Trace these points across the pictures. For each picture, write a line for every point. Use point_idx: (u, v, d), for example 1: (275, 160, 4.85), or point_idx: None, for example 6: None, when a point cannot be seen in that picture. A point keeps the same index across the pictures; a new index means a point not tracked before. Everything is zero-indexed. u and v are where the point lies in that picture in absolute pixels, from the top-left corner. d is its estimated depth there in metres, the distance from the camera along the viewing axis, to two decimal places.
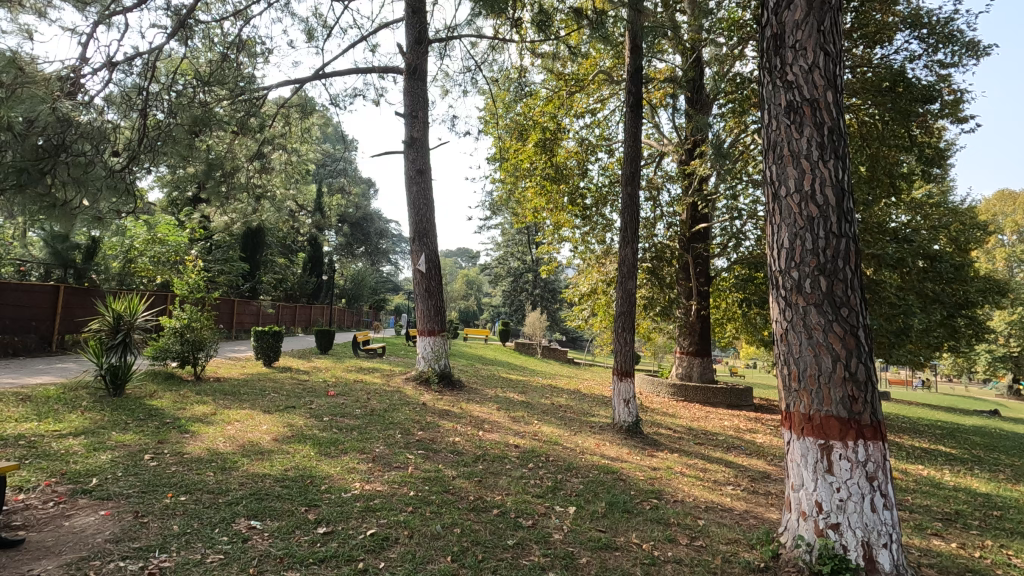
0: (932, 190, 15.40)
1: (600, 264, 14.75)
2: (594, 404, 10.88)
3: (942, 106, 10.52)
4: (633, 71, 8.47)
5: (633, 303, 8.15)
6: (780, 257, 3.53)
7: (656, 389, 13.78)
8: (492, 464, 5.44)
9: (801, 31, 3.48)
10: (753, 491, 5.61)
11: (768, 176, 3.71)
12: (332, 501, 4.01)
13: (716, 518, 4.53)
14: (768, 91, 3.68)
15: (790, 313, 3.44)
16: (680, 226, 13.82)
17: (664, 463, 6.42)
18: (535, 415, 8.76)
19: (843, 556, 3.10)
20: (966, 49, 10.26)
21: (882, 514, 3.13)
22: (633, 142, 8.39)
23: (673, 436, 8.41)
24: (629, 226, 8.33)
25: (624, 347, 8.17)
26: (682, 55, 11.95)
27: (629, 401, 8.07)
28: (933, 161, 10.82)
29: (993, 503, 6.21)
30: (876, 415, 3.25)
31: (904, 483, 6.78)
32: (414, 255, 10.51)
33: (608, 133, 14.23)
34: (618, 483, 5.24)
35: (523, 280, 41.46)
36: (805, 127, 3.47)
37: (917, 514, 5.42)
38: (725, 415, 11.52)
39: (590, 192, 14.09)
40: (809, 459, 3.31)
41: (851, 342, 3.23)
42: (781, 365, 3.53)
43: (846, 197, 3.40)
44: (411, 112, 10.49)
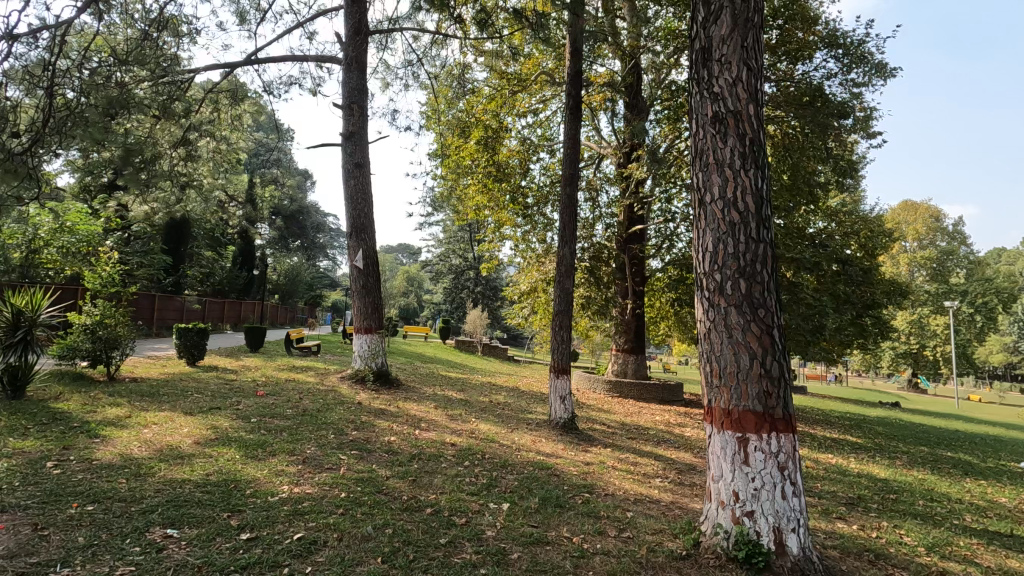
0: (845, 199, 16.63)
1: (540, 264, 14.95)
2: (532, 401, 11.02)
3: (854, 122, 11.39)
4: (574, 74, 8.62)
5: (570, 302, 8.31)
6: (704, 259, 3.71)
7: (593, 385, 14.14)
8: (427, 463, 5.40)
9: (726, 46, 3.67)
10: (679, 483, 5.88)
11: (694, 181, 3.88)
12: (257, 506, 3.86)
13: (644, 509, 4.71)
14: (696, 101, 3.84)
15: (713, 313, 3.62)
16: (618, 226, 14.17)
17: (597, 458, 6.59)
18: (473, 413, 8.76)
19: (757, 541, 3.31)
20: (876, 70, 11.12)
21: (791, 501, 3.36)
22: (573, 144, 8.54)
23: (607, 432, 8.63)
24: (568, 226, 8.47)
25: (561, 346, 8.31)
26: (622, 61, 12.35)
27: (565, 398, 8.23)
28: (845, 173, 11.72)
29: (890, 487, 6.82)
30: (788, 409, 3.47)
31: (815, 471, 7.31)
32: (351, 251, 10.25)
33: (551, 134, 14.45)
34: (552, 478, 5.34)
35: (464, 277, 41.33)
36: (729, 138, 3.66)
37: (824, 499, 5.86)
38: (657, 410, 11.94)
39: (532, 191, 14.26)
40: (727, 451, 3.50)
41: (766, 341, 3.45)
42: (704, 363, 3.71)
43: (764, 205, 3.62)
44: (352, 104, 10.21)
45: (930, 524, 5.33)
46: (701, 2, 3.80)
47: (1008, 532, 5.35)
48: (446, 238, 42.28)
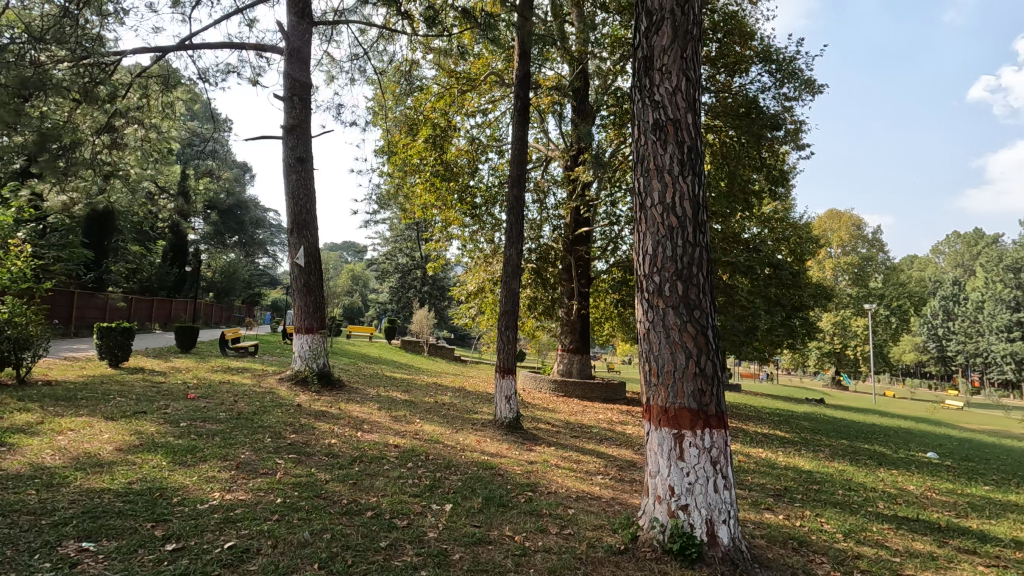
0: (777, 207, 17.55)
1: (487, 264, 14.96)
2: (478, 401, 11.01)
3: (785, 134, 12.05)
4: (522, 77, 8.68)
5: (517, 303, 8.37)
6: (644, 262, 3.82)
7: (538, 385, 14.27)
8: (369, 465, 5.30)
9: (667, 56, 3.80)
10: (620, 479, 6.04)
11: (636, 186, 4.00)
12: (184, 515, 3.67)
13: (585, 506, 4.81)
14: (638, 108, 3.95)
15: (652, 314, 3.74)
16: (564, 228, 14.29)
17: (540, 456, 6.66)
18: (418, 414, 8.66)
19: (691, 534, 3.46)
20: (805, 86, 11.81)
21: (723, 494, 3.51)
22: (520, 146, 8.61)
23: (551, 431, 8.73)
24: (515, 227, 8.52)
25: (507, 346, 8.35)
26: (570, 65, 12.58)
27: (510, 397, 8.28)
28: (777, 182, 12.37)
29: (813, 478, 7.26)
30: (720, 406, 3.63)
31: (747, 465, 7.69)
32: (291, 248, 9.90)
33: (500, 134, 14.48)
34: (495, 478, 5.36)
35: (410, 277, 40.80)
36: (669, 145, 3.79)
37: (753, 491, 6.17)
38: (600, 409, 12.20)
39: (480, 191, 14.26)
40: (664, 447, 3.62)
41: (701, 341, 3.60)
42: (643, 362, 3.82)
43: (701, 210, 3.78)
44: (294, 96, 9.86)
45: (847, 512, 5.71)
46: (644, 12, 3.92)
47: (914, 517, 5.82)
48: (392, 236, 41.57)
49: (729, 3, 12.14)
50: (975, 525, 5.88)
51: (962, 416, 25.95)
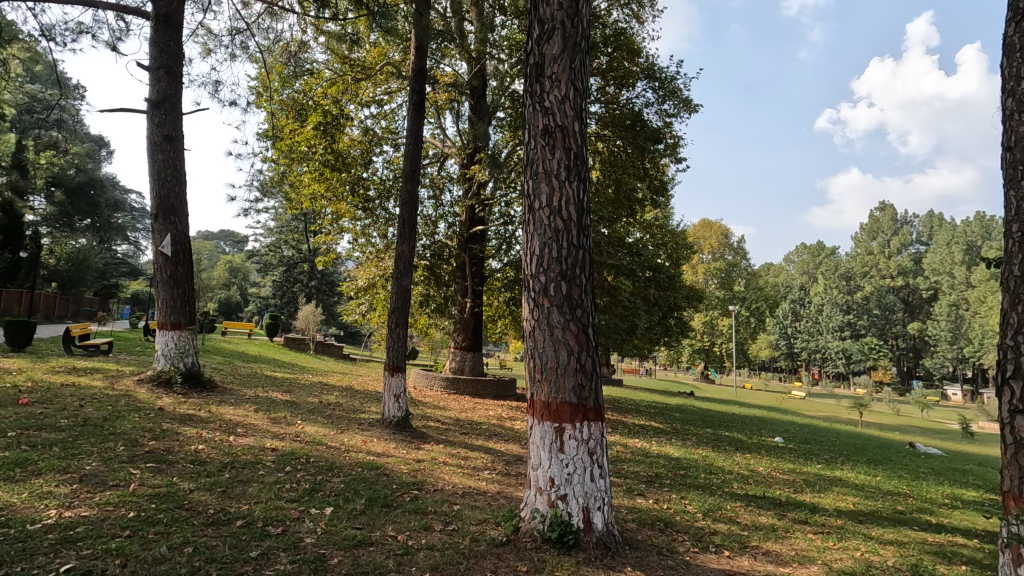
0: (657, 214, 18.94)
1: (379, 259, 14.56)
2: (365, 400, 10.67)
3: (665, 147, 13.02)
4: (418, 70, 8.55)
5: (408, 299, 8.25)
6: (532, 262, 3.95)
7: (429, 383, 14.13)
8: (241, 471, 4.94)
9: (557, 65, 3.96)
10: (506, 473, 6.19)
11: (525, 188, 4.12)
12: (8, 538, 3.18)
13: (470, 501, 4.87)
14: (529, 113, 4.08)
15: (537, 313, 3.88)
16: (459, 226, 14.28)
17: (428, 454, 6.63)
18: (300, 415, 8.21)
19: (568, 522, 3.65)
20: (683, 105, 12.84)
21: (599, 482, 3.72)
22: (416, 141, 8.48)
23: (441, 429, 8.70)
24: (407, 222, 8.40)
25: (397, 343, 8.20)
26: (468, 63, 12.65)
27: (399, 396, 8.13)
28: (658, 191, 13.32)
29: (680, 464, 7.96)
30: (598, 400, 3.84)
31: (624, 454, 8.24)
32: (156, 235, 8.92)
33: (395, 127, 14.17)
34: (381, 478, 5.25)
35: (296, 270, 38.57)
36: (557, 150, 3.95)
37: (628, 479, 6.61)
38: (490, 406, 12.37)
39: (373, 184, 13.86)
40: (545, 440, 3.77)
41: (582, 339, 3.80)
42: (528, 358, 3.95)
43: (585, 214, 3.98)
44: (162, 67, 8.89)
45: (707, 493, 6.34)
46: (536, 20, 4.05)
47: (761, 494, 6.60)
48: (276, 226, 39.06)
49: (619, 20, 12.88)
50: (808, 498, 6.79)
51: (802, 404, 29.79)
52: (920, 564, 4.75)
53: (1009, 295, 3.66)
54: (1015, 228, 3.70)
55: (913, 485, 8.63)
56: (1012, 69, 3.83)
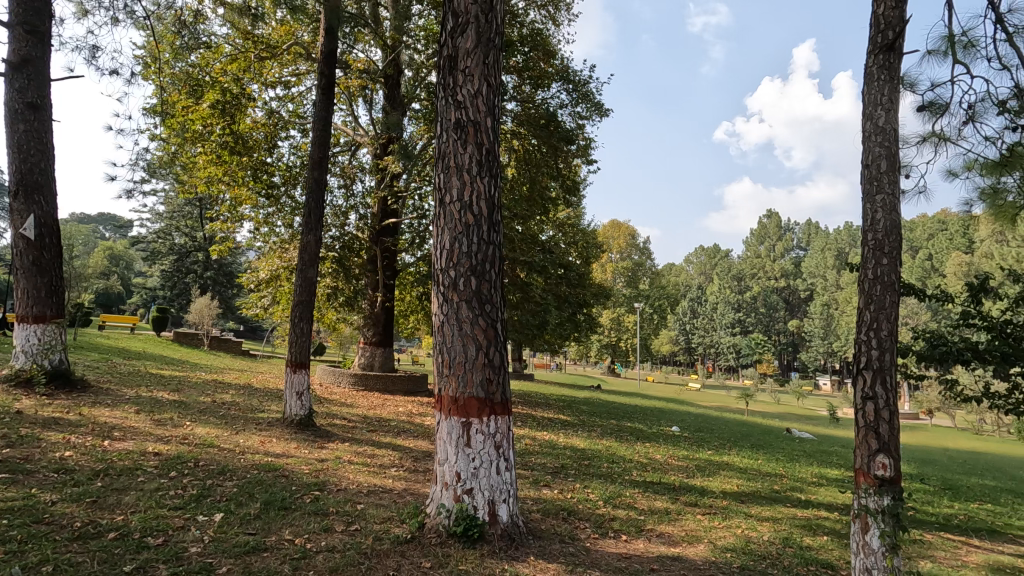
0: (570, 213, 19.47)
1: (283, 250, 13.80)
2: (265, 398, 10.07)
3: (578, 148, 13.40)
4: (327, 53, 8.17)
5: (313, 292, 7.90)
6: (441, 257, 3.92)
7: (336, 379, 13.59)
8: (117, 479, 4.48)
9: (470, 59, 3.95)
10: (413, 470, 6.11)
11: (436, 181, 4.08)
12: None
13: (375, 500, 4.76)
14: (441, 105, 4.03)
15: (446, 308, 3.86)
16: (371, 217, 13.86)
17: (332, 453, 6.40)
18: (189, 416, 7.59)
19: (474, 515, 3.68)
20: (595, 108, 13.29)
21: (504, 475, 3.77)
22: (323, 126, 8.11)
23: (347, 426, 8.41)
24: (314, 212, 8.02)
25: (300, 338, 7.83)
26: (383, 50, 12.29)
27: (302, 393, 7.76)
28: (570, 191, 13.66)
29: (585, 455, 8.28)
30: (505, 394, 3.89)
31: (532, 447, 8.42)
32: (15, 215, 7.82)
33: (303, 112, 13.48)
34: (279, 480, 4.99)
35: (189, 260, 35.63)
36: (468, 145, 3.94)
37: (535, 471, 6.76)
38: (400, 402, 12.13)
39: (278, 170, 13.07)
40: (452, 435, 3.76)
41: (490, 333, 3.83)
42: (436, 353, 3.92)
43: (495, 210, 4.00)
44: (22, 25, 7.83)
45: (609, 482, 6.64)
46: (450, 12, 4.00)
47: (657, 480, 7.02)
48: (166, 211, 35.82)
49: (535, 20, 13.06)
50: (697, 482, 7.32)
51: (696, 395, 32.05)
52: (791, 536, 5.28)
53: (864, 295, 4.14)
54: (870, 236, 4.19)
55: (788, 467, 9.57)
56: (872, 94, 4.32)
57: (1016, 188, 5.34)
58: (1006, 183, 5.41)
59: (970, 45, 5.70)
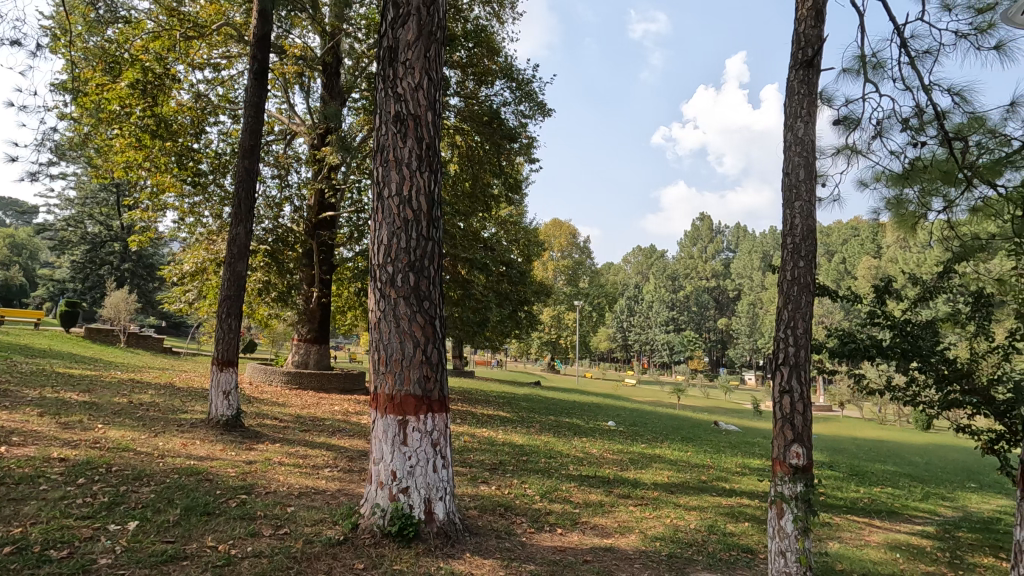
0: (512, 211, 19.56)
1: (210, 242, 13.07)
2: (188, 398, 9.52)
3: (520, 146, 13.48)
4: (261, 36, 7.79)
5: (242, 286, 7.54)
6: (379, 252, 3.84)
7: (267, 378, 13.04)
8: (15, 488, 4.11)
9: (411, 52, 3.89)
10: (348, 470, 5.97)
11: (374, 174, 3.98)
12: None
13: (306, 502, 4.61)
14: (381, 97, 3.94)
15: (383, 304, 3.79)
16: (307, 210, 13.37)
17: (262, 455, 6.14)
18: (101, 418, 7.07)
19: (409, 514, 3.64)
20: (538, 107, 13.41)
21: (441, 473, 3.75)
22: (255, 113, 7.73)
23: (278, 426, 8.10)
24: (244, 203, 7.64)
25: (227, 334, 7.46)
26: (321, 37, 11.88)
27: (229, 393, 7.39)
28: (513, 189, 13.73)
29: (523, 450, 8.36)
30: (443, 392, 3.86)
31: (471, 444, 8.42)
32: None
33: (234, 97, 12.82)
34: (202, 484, 4.74)
35: (104, 251, 33.09)
36: (408, 139, 3.88)
37: (473, 468, 6.77)
38: (336, 400, 11.81)
39: (206, 157, 12.37)
40: (388, 434, 3.70)
41: (428, 331, 3.79)
42: (373, 350, 3.84)
43: (435, 206, 3.96)
44: None
45: (546, 476, 6.75)
46: (391, 2, 3.92)
47: (592, 474, 7.20)
48: (78, 197, 33.10)
49: (480, 16, 13.01)
50: (630, 475, 7.56)
51: (632, 390, 33.07)
52: (715, 524, 5.57)
53: (783, 295, 4.41)
54: (789, 240, 4.46)
55: (714, 458, 10.07)
56: (793, 106, 4.59)
57: (916, 200, 5.81)
58: (908, 195, 5.88)
59: (879, 66, 6.18)
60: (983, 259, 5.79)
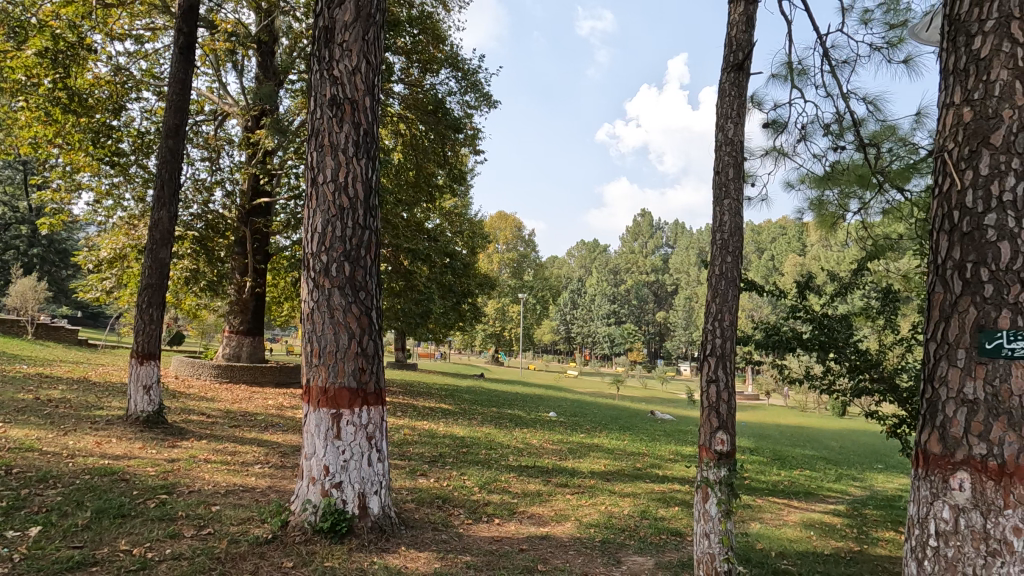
0: (457, 203, 19.39)
1: (131, 226, 12.22)
2: (104, 394, 8.89)
3: (465, 138, 13.38)
4: (187, 7, 7.30)
5: (165, 274, 7.09)
6: (312, 240, 3.71)
7: (195, 371, 12.37)
8: None
9: (348, 33, 3.76)
10: (280, 466, 5.76)
11: (309, 159, 3.83)
12: None
13: (232, 500, 4.40)
14: (316, 79, 3.79)
15: (317, 294, 3.66)
16: (239, 195, 12.74)
17: (186, 452, 5.83)
18: (2, 416, 6.48)
19: (342, 509, 3.56)
20: (484, 99, 13.34)
21: (376, 467, 3.68)
22: (180, 90, 7.27)
23: (205, 422, 7.70)
24: (168, 185, 7.18)
25: (148, 326, 7.01)
26: (257, 13, 11.31)
27: (150, 387, 6.96)
28: (457, 180, 13.60)
29: (463, 442, 8.36)
30: (379, 384, 3.78)
31: (411, 437, 8.33)
32: None
33: (159, 72, 12.02)
34: (118, 484, 4.45)
35: (9, 234, 30.35)
36: (344, 124, 3.75)
37: (412, 460, 6.69)
38: (270, 394, 11.36)
39: (127, 136, 11.53)
40: (321, 428, 3.59)
41: (364, 322, 3.70)
42: (305, 342, 3.71)
43: (372, 194, 3.86)
44: None
45: (486, 468, 6.77)
46: None
47: (531, 464, 7.29)
48: None
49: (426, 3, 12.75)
50: (569, 464, 7.70)
51: (573, 381, 33.70)
52: (647, 509, 5.78)
53: (712, 289, 4.60)
54: (717, 236, 4.67)
55: (649, 446, 10.43)
56: (726, 104, 4.76)
57: (836, 201, 6.21)
58: (828, 196, 6.30)
59: (804, 72, 6.52)
60: (892, 259, 6.25)
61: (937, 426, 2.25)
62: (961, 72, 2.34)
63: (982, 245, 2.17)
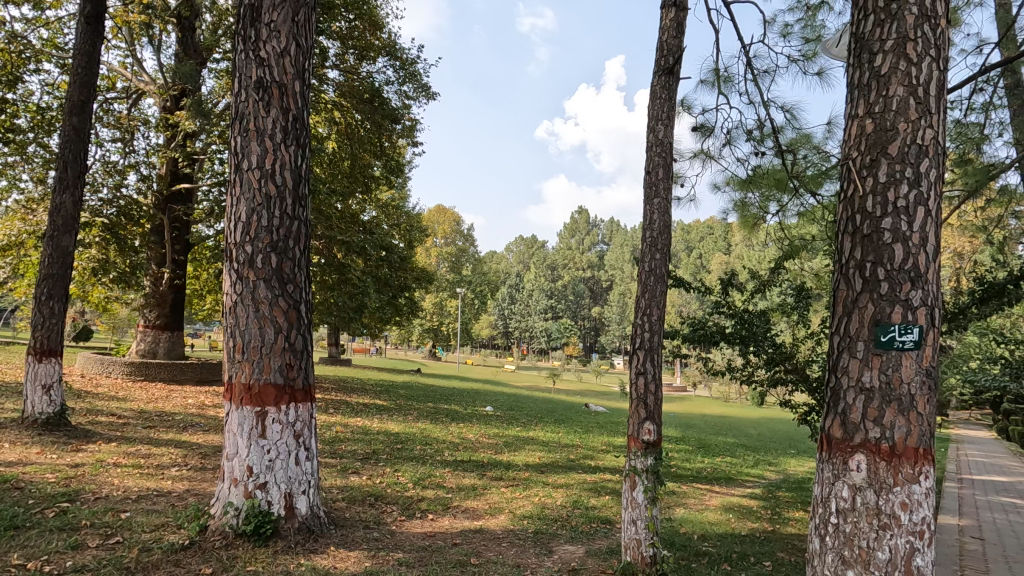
0: (393, 195, 19.00)
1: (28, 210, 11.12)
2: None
3: (403, 128, 13.11)
4: None
5: (68, 264, 6.52)
6: (236, 229, 3.52)
7: (105, 369, 11.47)
8: None
9: (276, 13, 3.58)
10: (200, 468, 5.45)
11: (232, 144, 3.62)
12: None
13: (145, 506, 4.13)
14: (240, 60, 3.58)
15: (240, 286, 3.48)
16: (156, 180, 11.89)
17: (93, 456, 5.40)
18: None
19: (267, 511, 3.42)
20: (422, 90, 13.12)
21: (304, 465, 3.56)
22: (87, 63, 6.68)
23: (116, 424, 7.16)
24: (71, 166, 6.58)
25: (48, 320, 6.43)
26: None
27: (50, 387, 6.39)
28: (394, 171, 13.33)
29: (398, 438, 8.24)
30: (307, 380, 3.66)
31: (343, 434, 8.10)
32: None
33: (63, 43, 10.99)
34: (11, 493, 4.05)
35: None
36: (272, 108, 3.58)
37: (344, 458, 6.52)
38: (191, 393, 10.72)
39: (24, 111, 10.47)
40: (244, 427, 3.42)
41: (292, 316, 3.56)
42: (227, 337, 3.52)
43: (301, 183, 3.71)
44: None
45: (420, 463, 6.70)
46: None
47: (467, 458, 7.29)
48: None
49: None
50: (504, 458, 7.76)
51: (510, 376, 33.99)
52: (579, 499, 5.93)
53: (642, 285, 4.75)
54: (648, 234, 4.82)
55: (583, 438, 10.70)
56: (658, 104, 4.92)
57: (756, 203, 6.58)
58: (750, 199, 6.61)
59: (730, 79, 6.85)
60: (805, 258, 6.71)
61: (839, 412, 2.44)
62: (864, 86, 2.53)
63: (879, 247, 2.38)
